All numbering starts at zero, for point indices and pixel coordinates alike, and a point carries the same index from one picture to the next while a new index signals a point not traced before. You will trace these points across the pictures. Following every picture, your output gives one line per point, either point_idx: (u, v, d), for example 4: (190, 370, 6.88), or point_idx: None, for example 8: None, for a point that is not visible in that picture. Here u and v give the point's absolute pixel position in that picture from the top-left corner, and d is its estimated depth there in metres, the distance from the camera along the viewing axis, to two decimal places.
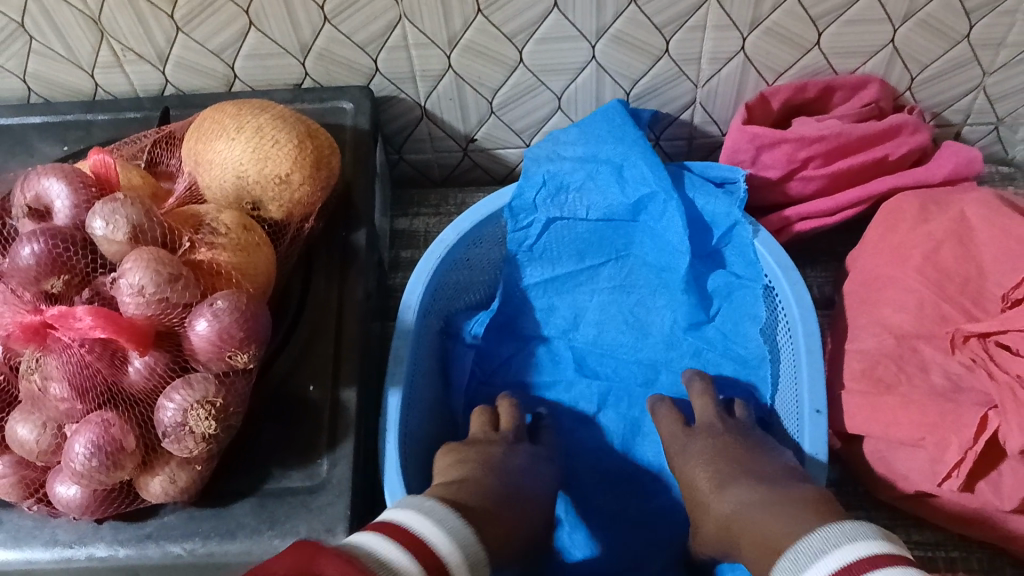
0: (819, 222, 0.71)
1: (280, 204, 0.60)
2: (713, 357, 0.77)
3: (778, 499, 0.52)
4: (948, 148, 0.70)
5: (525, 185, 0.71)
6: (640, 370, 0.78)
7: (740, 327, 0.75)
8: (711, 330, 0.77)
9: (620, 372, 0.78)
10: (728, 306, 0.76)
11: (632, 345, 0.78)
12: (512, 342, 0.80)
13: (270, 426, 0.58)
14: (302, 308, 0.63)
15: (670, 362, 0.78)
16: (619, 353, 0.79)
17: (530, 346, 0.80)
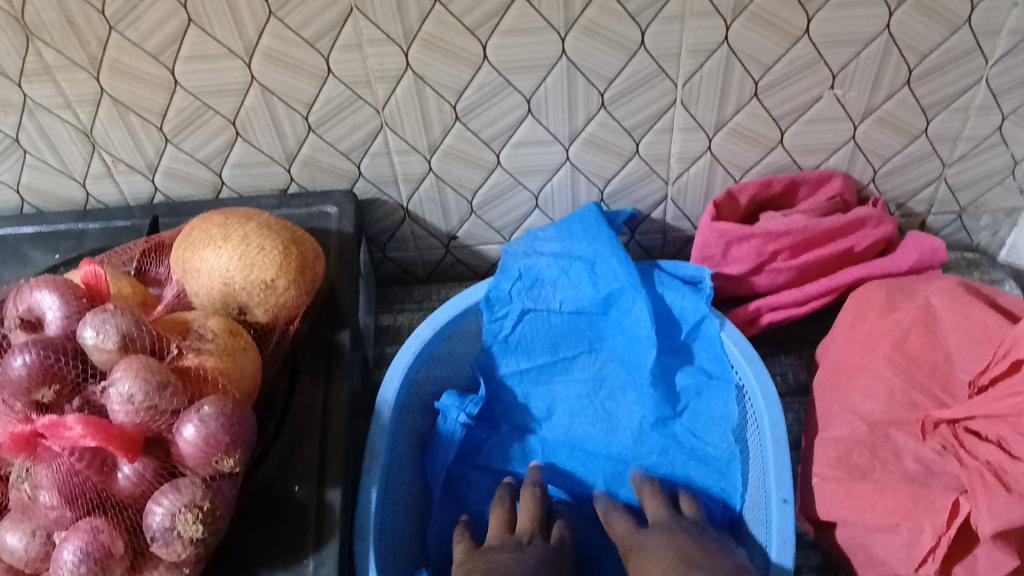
0: (789, 312, 0.73)
1: (266, 308, 0.62)
2: (679, 456, 0.75)
3: None
4: (912, 238, 0.73)
5: (501, 277, 0.73)
6: (607, 464, 0.75)
7: (708, 427, 0.74)
8: (682, 427, 0.75)
9: (590, 468, 0.76)
10: (697, 403, 0.75)
11: (602, 439, 0.76)
12: (486, 426, 0.78)
13: (256, 528, 0.58)
14: (288, 410, 0.64)
15: (637, 458, 0.75)
16: (589, 446, 0.76)
17: (502, 430, 0.78)
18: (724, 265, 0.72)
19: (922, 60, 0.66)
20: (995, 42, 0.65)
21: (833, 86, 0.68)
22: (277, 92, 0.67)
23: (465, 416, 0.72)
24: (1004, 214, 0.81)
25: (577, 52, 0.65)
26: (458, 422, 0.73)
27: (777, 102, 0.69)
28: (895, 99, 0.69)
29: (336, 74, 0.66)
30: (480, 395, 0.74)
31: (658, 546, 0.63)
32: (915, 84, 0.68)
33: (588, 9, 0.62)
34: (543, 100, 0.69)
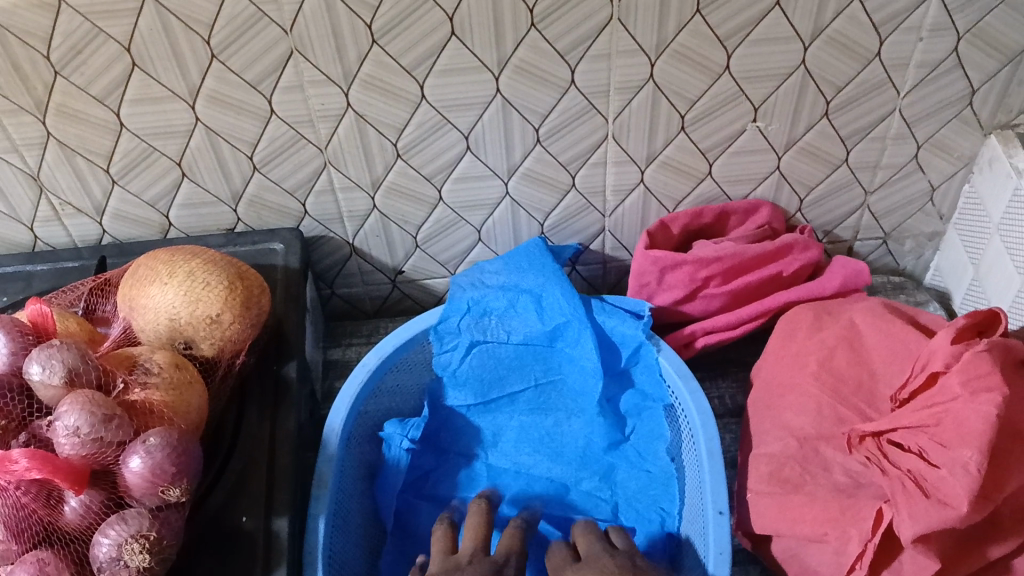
0: (723, 335, 0.75)
1: (212, 341, 0.63)
2: (624, 475, 0.76)
3: None
4: (838, 263, 0.76)
5: (450, 309, 0.74)
6: (550, 486, 0.76)
7: (653, 446, 0.76)
8: (630, 451, 0.77)
9: (526, 494, 0.75)
10: (641, 424, 0.77)
11: (546, 465, 0.77)
12: (433, 456, 0.79)
13: (205, 558, 0.59)
14: (234, 446, 0.64)
15: (579, 482, 0.76)
16: (532, 472, 0.77)
17: (449, 458, 0.78)
18: (659, 291, 0.75)
19: (838, 93, 0.70)
20: (905, 74, 0.69)
21: (756, 119, 0.72)
22: (221, 132, 0.69)
23: (408, 443, 0.74)
24: (926, 238, 0.85)
25: (512, 91, 0.68)
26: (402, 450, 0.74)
27: (704, 135, 0.72)
28: (815, 130, 0.73)
29: (279, 114, 0.68)
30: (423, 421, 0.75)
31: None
32: (833, 116, 0.72)
33: (518, 48, 0.65)
34: (480, 137, 0.71)
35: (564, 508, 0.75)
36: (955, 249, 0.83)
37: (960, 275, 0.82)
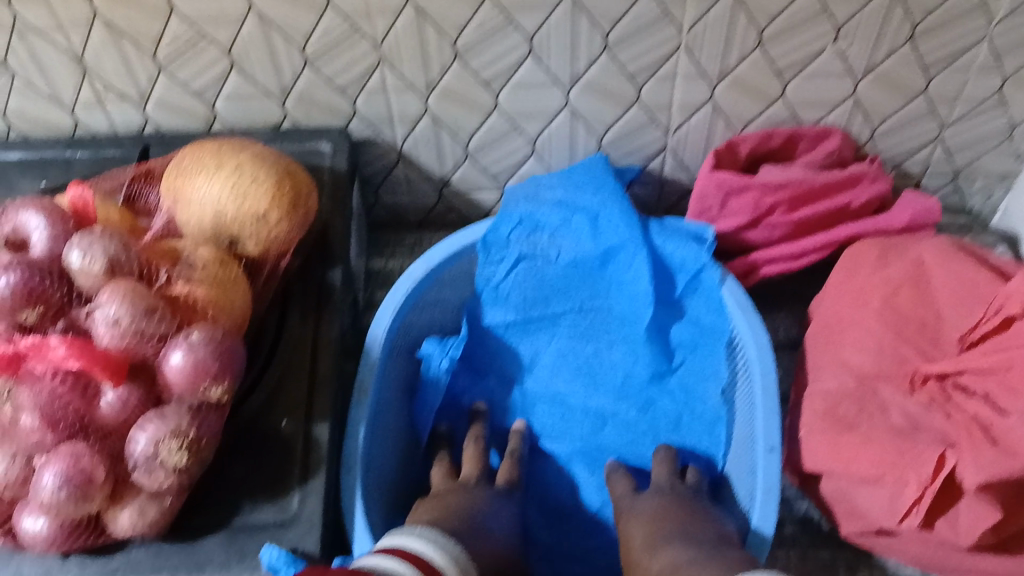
0: (784, 266, 0.72)
1: (258, 240, 0.61)
2: (665, 408, 0.75)
3: (709, 558, 0.53)
4: (906, 199, 0.73)
5: (501, 221, 0.71)
6: (587, 420, 0.75)
7: (703, 381, 0.74)
8: (675, 385, 0.75)
9: (568, 424, 0.75)
10: (692, 359, 0.74)
11: (583, 395, 0.76)
12: (470, 377, 0.77)
13: (241, 459, 0.58)
14: (276, 343, 0.63)
15: (617, 414, 0.75)
16: (569, 401, 0.76)
17: (487, 381, 0.77)
18: (721, 218, 0.72)
19: (927, 16, 0.66)
20: None
21: (836, 39, 0.68)
22: (274, 21, 0.66)
23: (448, 363, 0.72)
24: (999, 179, 0.81)
25: None
26: (442, 368, 0.72)
27: (781, 53, 0.68)
28: (897, 55, 0.69)
29: (335, 6, 0.65)
30: (462, 340, 0.73)
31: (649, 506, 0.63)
32: (919, 41, 0.68)
33: None
34: (544, 42, 0.68)
35: (603, 440, 0.75)
36: None
37: None
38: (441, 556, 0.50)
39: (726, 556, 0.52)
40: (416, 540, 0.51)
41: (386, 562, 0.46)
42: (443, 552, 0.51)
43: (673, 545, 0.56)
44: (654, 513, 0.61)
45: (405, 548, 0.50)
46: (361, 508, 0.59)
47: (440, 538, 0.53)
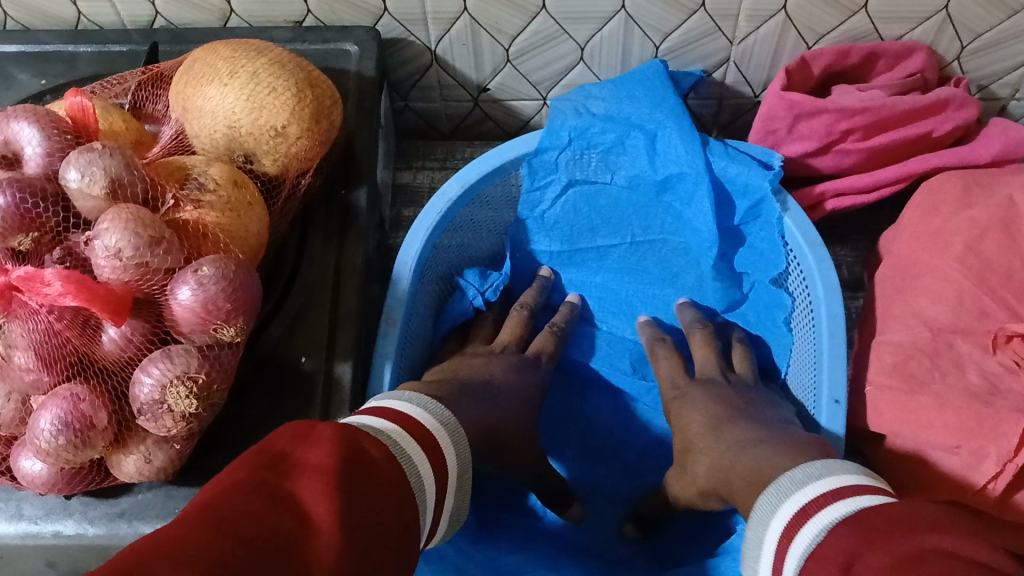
0: (853, 200, 0.66)
1: (275, 157, 0.55)
2: None
3: (778, 439, 0.49)
4: (994, 126, 0.65)
5: (548, 141, 0.62)
6: (635, 350, 0.71)
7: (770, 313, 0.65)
8: (740, 318, 0.68)
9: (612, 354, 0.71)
10: (760, 289, 0.66)
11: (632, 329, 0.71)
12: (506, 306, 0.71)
13: (258, 400, 0.53)
14: (296, 271, 0.57)
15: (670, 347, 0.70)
16: (614, 333, 0.71)
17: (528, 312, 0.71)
18: (788, 140, 0.65)
19: None
20: None
21: None
22: None
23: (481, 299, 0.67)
24: None
25: None
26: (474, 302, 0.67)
27: None
28: None
29: None
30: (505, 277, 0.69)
31: (700, 398, 0.58)
32: None
33: None
34: None
35: (649, 375, 0.70)
36: None
37: None
38: (430, 413, 0.47)
39: (784, 433, 0.50)
40: (397, 399, 0.47)
41: (381, 424, 0.42)
42: (431, 414, 0.47)
43: (728, 427, 0.54)
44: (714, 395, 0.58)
45: (388, 407, 0.45)
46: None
47: (426, 399, 0.49)
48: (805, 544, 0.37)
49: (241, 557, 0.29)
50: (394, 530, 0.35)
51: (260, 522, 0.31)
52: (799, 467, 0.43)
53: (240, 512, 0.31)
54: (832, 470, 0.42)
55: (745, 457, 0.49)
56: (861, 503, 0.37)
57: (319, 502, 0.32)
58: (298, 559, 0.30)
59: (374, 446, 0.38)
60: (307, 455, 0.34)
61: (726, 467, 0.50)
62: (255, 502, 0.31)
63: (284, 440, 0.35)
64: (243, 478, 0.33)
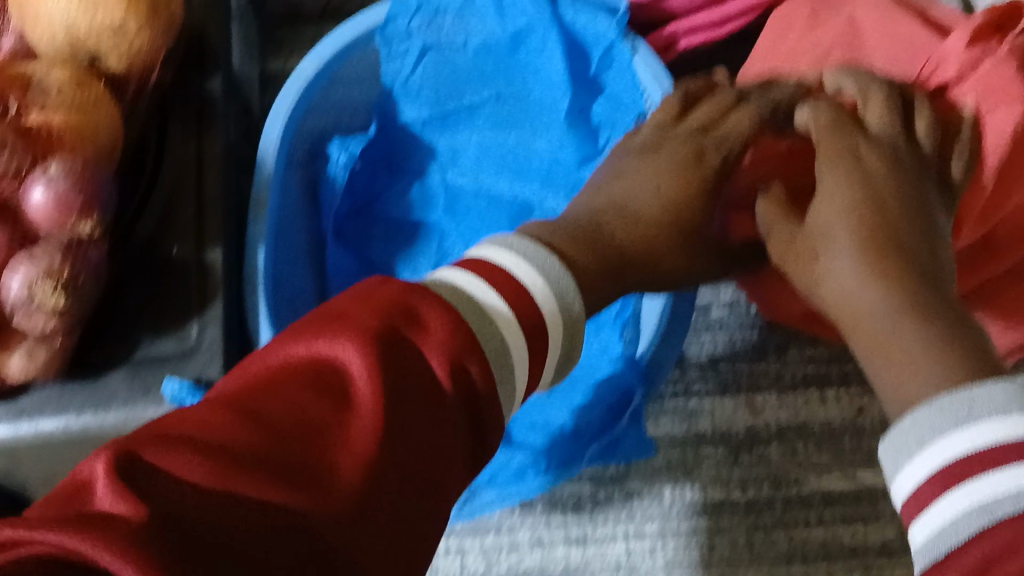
0: (706, 36, 0.67)
1: (119, 54, 0.55)
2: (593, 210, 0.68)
3: (897, 273, 0.43)
4: None
5: (398, 9, 0.64)
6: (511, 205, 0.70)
7: None
8: None
9: (486, 215, 0.70)
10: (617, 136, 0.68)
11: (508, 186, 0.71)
12: (385, 175, 0.72)
13: (136, 290, 0.55)
14: (159, 164, 0.58)
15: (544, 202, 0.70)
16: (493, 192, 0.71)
17: (403, 180, 0.72)
18: None
19: None
20: None
21: None
22: None
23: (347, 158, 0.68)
24: None
25: None
26: (342, 166, 0.68)
27: None
28: None
29: None
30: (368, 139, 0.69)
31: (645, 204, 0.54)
32: None
33: None
34: None
35: None
36: None
37: None
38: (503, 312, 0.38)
39: (949, 320, 0.40)
40: (497, 251, 0.42)
41: (478, 282, 0.39)
42: (548, 282, 0.42)
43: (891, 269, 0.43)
44: (867, 190, 0.46)
45: (485, 262, 0.41)
46: (267, 326, 0.58)
47: (555, 260, 0.43)
48: (953, 517, 0.32)
49: (259, 442, 0.29)
50: (457, 414, 0.33)
51: (289, 402, 0.30)
52: (919, 396, 0.37)
53: (270, 398, 0.30)
54: (994, 403, 0.33)
55: (896, 339, 0.40)
56: (1009, 441, 0.32)
57: (359, 378, 0.31)
58: (320, 446, 0.29)
59: (438, 321, 0.35)
60: (340, 345, 0.32)
61: (841, 296, 0.44)
62: (304, 394, 0.30)
63: (346, 306, 0.35)
64: (298, 354, 0.33)
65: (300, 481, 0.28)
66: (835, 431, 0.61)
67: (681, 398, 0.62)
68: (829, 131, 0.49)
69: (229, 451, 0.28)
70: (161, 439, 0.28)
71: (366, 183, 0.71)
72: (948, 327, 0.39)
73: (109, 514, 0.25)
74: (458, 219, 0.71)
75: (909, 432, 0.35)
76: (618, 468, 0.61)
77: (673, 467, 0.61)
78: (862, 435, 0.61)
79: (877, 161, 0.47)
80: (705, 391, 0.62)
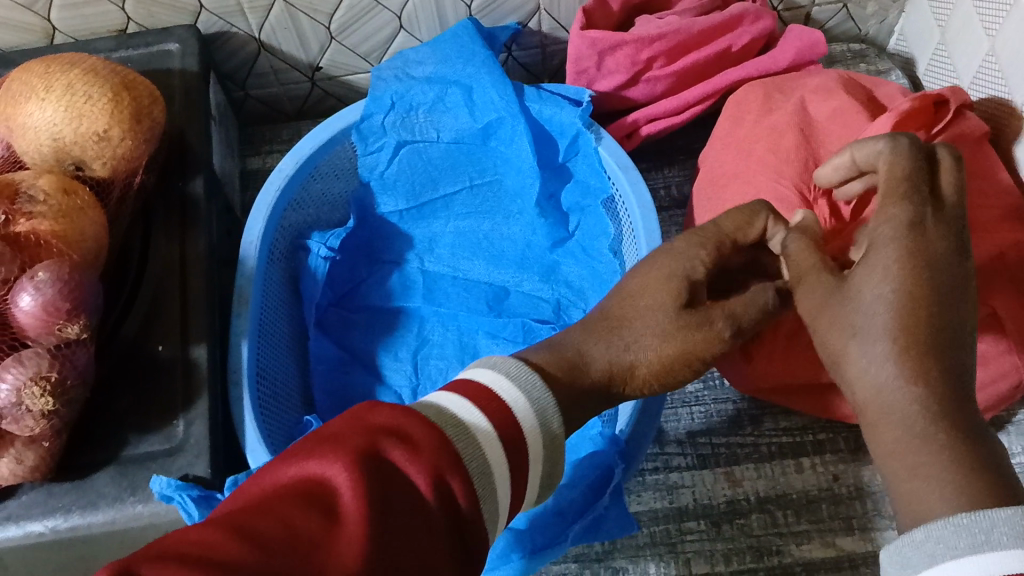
0: (668, 122, 0.70)
1: (104, 160, 0.57)
2: (568, 295, 0.71)
3: (932, 377, 0.38)
4: (792, 32, 0.69)
5: (373, 106, 0.68)
6: (488, 290, 0.72)
7: (597, 242, 0.70)
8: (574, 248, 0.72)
9: (468, 293, 0.72)
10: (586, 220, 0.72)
11: (485, 270, 0.73)
12: (364, 266, 0.74)
13: (122, 390, 0.56)
14: (144, 265, 0.60)
15: (520, 284, 0.72)
16: (470, 277, 0.73)
17: (384, 268, 0.74)
18: (600, 77, 0.69)
19: None
20: None
21: None
22: None
23: (327, 251, 0.69)
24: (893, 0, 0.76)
25: None
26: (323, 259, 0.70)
27: None
28: None
29: None
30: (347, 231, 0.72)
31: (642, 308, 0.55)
32: None
33: None
34: None
35: (504, 313, 0.71)
36: (922, 10, 0.73)
37: (926, 39, 0.73)
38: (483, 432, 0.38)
39: (973, 439, 0.37)
40: (485, 371, 0.42)
41: (464, 402, 0.39)
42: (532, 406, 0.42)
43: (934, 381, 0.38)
44: (920, 281, 0.40)
45: (473, 381, 0.41)
46: (249, 419, 0.58)
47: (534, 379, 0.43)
48: None
49: (252, 555, 0.27)
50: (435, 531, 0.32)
51: (282, 520, 0.29)
52: (933, 514, 0.35)
53: (259, 514, 0.29)
54: (1010, 531, 0.32)
55: (916, 464, 0.37)
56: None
57: (346, 493, 0.30)
58: (311, 557, 0.28)
59: (421, 437, 0.34)
60: (331, 462, 0.32)
61: (874, 394, 0.40)
62: (303, 510, 0.29)
63: (336, 428, 0.34)
64: (291, 477, 0.31)
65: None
66: (812, 500, 0.62)
67: (661, 472, 0.64)
68: (890, 197, 0.43)
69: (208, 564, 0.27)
70: (160, 557, 0.27)
71: (346, 274, 0.73)
72: (975, 461, 0.36)
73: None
74: (437, 304, 0.72)
75: (921, 544, 0.34)
76: (602, 547, 0.62)
77: (657, 542, 0.61)
78: (839, 501, 0.62)
79: (939, 244, 0.41)
80: (685, 465, 0.64)
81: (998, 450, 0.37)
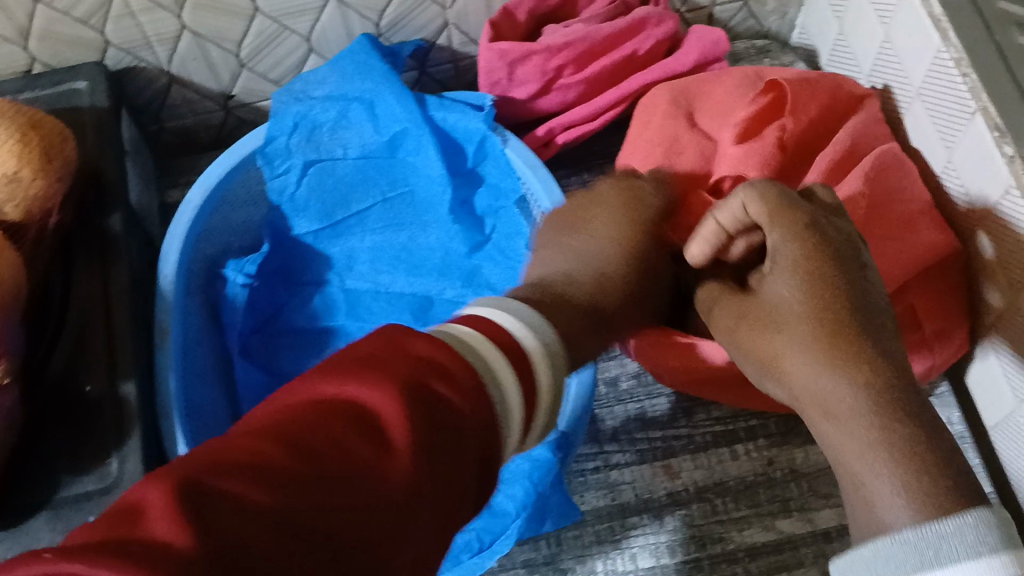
0: (582, 131, 0.72)
1: (17, 203, 0.55)
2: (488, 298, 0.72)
3: (852, 375, 0.41)
4: (694, 33, 0.71)
5: (276, 128, 0.67)
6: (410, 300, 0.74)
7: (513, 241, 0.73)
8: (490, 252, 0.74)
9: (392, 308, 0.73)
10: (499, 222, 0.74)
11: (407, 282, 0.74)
12: (285, 290, 0.75)
13: (53, 431, 0.55)
14: (65, 305, 0.59)
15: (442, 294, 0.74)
16: (392, 291, 0.74)
17: (307, 291, 0.74)
18: (513, 87, 0.70)
19: None
20: None
21: None
22: None
23: (245, 277, 0.70)
24: None
25: None
26: (240, 286, 0.70)
27: None
28: None
29: None
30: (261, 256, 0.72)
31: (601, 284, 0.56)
32: None
33: None
34: None
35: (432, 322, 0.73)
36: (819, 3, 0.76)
37: (825, 31, 0.76)
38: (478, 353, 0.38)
39: (912, 418, 0.39)
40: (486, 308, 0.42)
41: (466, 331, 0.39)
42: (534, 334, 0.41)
43: (842, 372, 0.41)
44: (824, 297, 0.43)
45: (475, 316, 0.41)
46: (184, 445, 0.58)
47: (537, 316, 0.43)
48: None
49: (305, 475, 0.29)
50: (474, 447, 0.34)
51: (330, 434, 0.30)
52: (887, 524, 0.37)
53: (309, 427, 0.30)
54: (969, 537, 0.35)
55: (863, 473, 0.39)
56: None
57: (386, 407, 0.31)
58: (366, 476, 0.29)
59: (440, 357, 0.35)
60: (372, 383, 0.32)
61: (813, 401, 0.43)
62: (350, 424, 0.30)
63: (371, 348, 0.35)
64: (329, 392, 0.32)
65: (348, 516, 0.28)
66: (749, 485, 0.64)
67: (601, 471, 0.65)
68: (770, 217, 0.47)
69: (272, 480, 0.28)
70: (216, 471, 0.28)
71: (267, 299, 0.74)
72: (908, 441, 0.38)
73: (136, 527, 0.25)
74: (361, 319, 0.73)
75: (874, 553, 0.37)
76: (548, 550, 0.62)
77: (602, 540, 0.62)
78: (773, 484, 0.64)
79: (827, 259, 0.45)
80: (624, 462, 0.65)
81: (942, 440, 0.39)
